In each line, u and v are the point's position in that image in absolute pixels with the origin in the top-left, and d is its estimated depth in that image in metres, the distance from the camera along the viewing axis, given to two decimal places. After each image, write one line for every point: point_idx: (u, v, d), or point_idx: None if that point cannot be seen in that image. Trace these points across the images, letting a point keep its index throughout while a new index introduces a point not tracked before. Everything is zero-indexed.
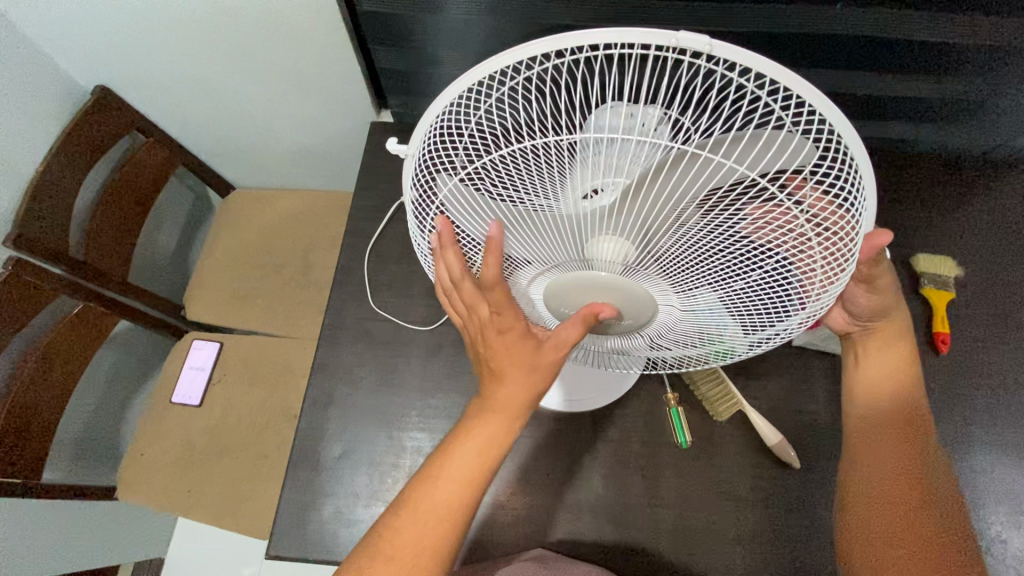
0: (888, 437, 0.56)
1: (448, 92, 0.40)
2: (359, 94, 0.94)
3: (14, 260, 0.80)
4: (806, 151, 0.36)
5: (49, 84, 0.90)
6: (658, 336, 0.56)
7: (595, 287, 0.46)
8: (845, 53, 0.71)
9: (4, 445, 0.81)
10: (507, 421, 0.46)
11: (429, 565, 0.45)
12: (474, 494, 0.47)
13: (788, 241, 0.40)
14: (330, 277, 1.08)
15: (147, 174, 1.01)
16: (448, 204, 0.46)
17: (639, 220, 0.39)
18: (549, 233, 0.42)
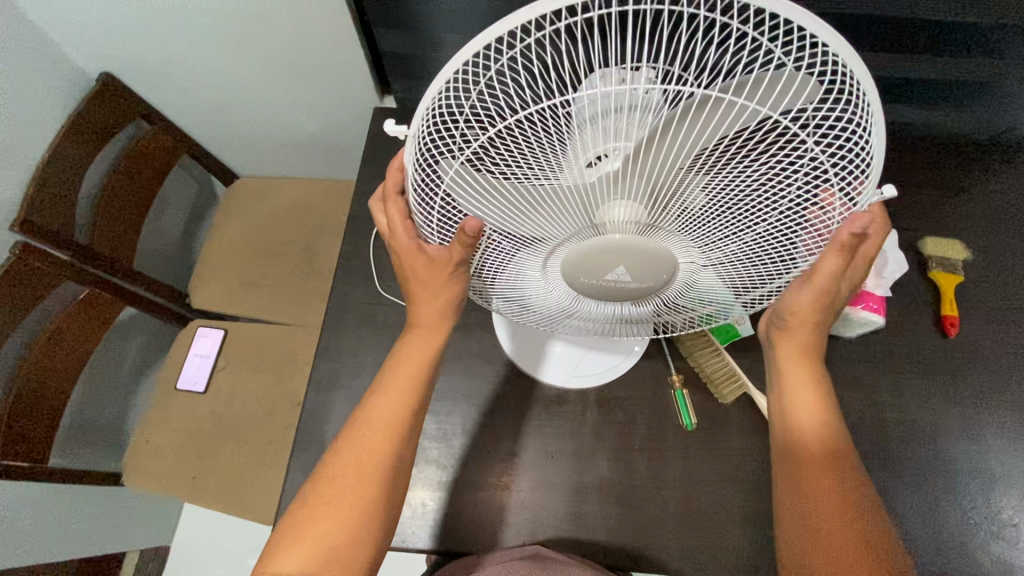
0: (824, 477, 0.52)
1: (454, 63, 0.37)
2: (362, 80, 0.94)
3: (20, 244, 0.80)
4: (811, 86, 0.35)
5: (54, 71, 0.91)
6: (674, 296, 0.57)
7: (612, 251, 0.45)
8: (856, 30, 0.70)
9: (12, 428, 0.82)
10: (428, 340, 0.55)
11: (372, 475, 0.52)
12: (410, 405, 0.54)
13: (801, 186, 0.39)
14: (334, 264, 1.08)
15: (152, 162, 1.01)
16: (451, 190, 0.42)
17: (649, 182, 0.38)
18: (560, 207, 0.40)
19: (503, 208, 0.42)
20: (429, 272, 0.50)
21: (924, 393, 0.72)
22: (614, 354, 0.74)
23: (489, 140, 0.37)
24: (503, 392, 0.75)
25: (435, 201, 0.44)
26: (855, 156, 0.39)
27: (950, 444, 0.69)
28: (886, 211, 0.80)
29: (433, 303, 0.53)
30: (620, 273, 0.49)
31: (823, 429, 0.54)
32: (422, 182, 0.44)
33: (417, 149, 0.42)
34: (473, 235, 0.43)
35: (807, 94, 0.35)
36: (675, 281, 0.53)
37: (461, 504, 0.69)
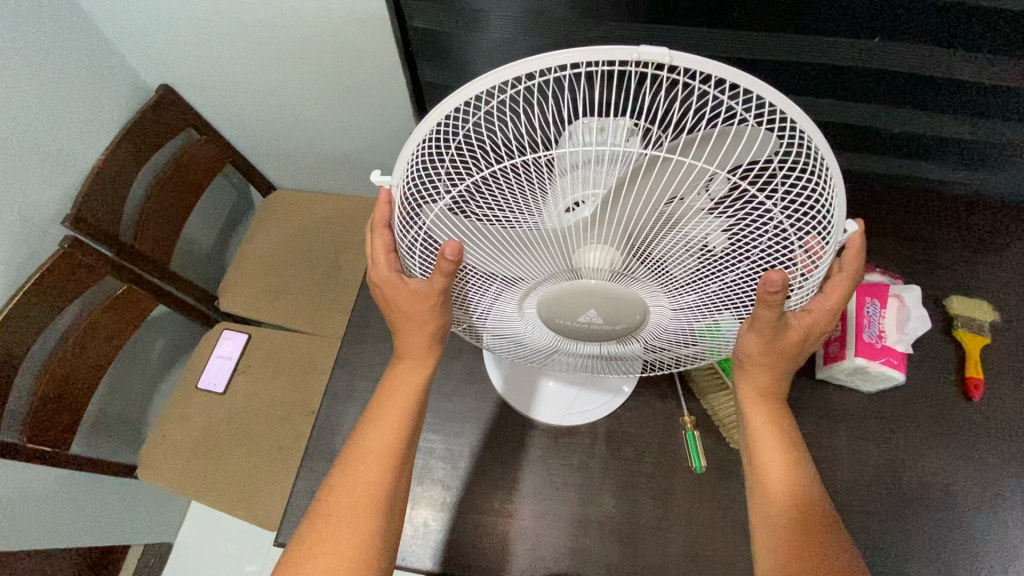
0: (813, 545, 0.49)
1: (430, 119, 0.40)
2: (402, 105, 0.98)
3: (69, 239, 0.85)
4: (765, 141, 0.37)
5: (118, 81, 0.98)
6: (653, 338, 0.59)
7: (584, 295, 0.47)
8: (876, 84, 0.73)
9: (42, 412, 0.85)
10: (415, 372, 0.54)
11: (377, 483, 0.51)
12: (404, 433, 0.53)
13: (768, 235, 0.41)
14: (358, 279, 1.11)
15: (198, 169, 1.06)
16: (435, 230, 0.44)
17: (622, 227, 0.40)
18: (539, 248, 0.43)
19: (483, 247, 0.45)
20: (412, 304, 0.48)
21: (942, 455, 0.70)
22: (602, 392, 0.74)
23: (463, 186, 0.40)
24: (512, 418, 0.75)
25: (417, 247, 0.46)
26: (815, 214, 0.40)
27: (969, 512, 0.67)
28: (913, 270, 0.80)
29: (416, 339, 0.52)
30: (590, 315, 0.50)
31: (800, 491, 0.51)
32: (405, 231, 0.46)
33: (403, 191, 0.44)
34: (452, 258, 0.40)
35: (766, 150, 0.38)
36: (648, 323, 0.54)
37: (463, 527, 0.69)
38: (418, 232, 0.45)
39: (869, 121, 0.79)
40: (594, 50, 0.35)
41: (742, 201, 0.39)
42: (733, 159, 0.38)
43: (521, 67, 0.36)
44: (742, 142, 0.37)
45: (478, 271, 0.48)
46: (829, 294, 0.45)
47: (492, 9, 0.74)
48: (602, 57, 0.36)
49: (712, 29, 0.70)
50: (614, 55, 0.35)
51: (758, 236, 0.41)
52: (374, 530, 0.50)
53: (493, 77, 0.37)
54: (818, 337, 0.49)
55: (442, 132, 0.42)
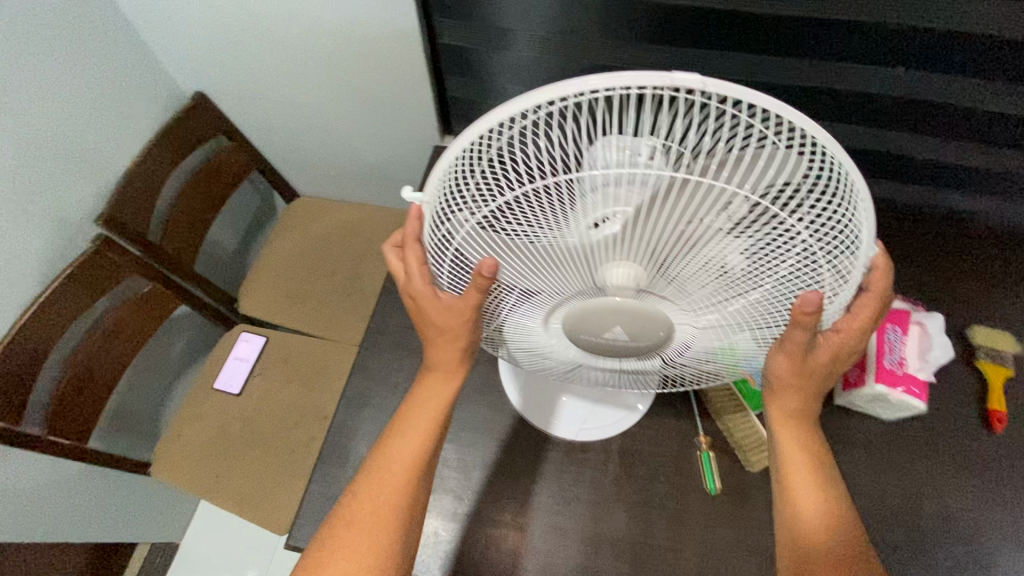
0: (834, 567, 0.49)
1: (465, 137, 0.41)
2: (426, 119, 1.01)
3: (101, 237, 0.88)
4: (792, 164, 0.38)
5: (155, 86, 1.02)
6: (675, 356, 0.58)
7: (609, 311, 0.48)
8: (896, 111, 0.74)
9: (64, 404, 0.87)
10: (442, 384, 0.54)
11: (400, 490, 0.52)
12: (430, 442, 0.54)
13: (794, 257, 0.41)
14: (376, 287, 1.12)
15: (226, 173, 1.09)
16: (464, 244, 0.45)
17: (649, 246, 0.41)
18: (564, 264, 0.43)
19: (511, 261, 0.45)
20: (445, 318, 0.49)
21: (964, 488, 0.68)
22: (617, 409, 0.74)
23: (496, 203, 0.41)
24: (526, 430, 0.75)
25: (447, 261, 0.47)
26: (841, 237, 0.40)
27: (991, 547, 0.65)
28: (933, 296, 0.79)
29: (444, 350, 0.52)
30: (617, 331, 0.51)
31: (834, 517, 0.51)
32: (436, 245, 0.47)
33: (432, 207, 0.45)
34: (489, 274, 0.41)
35: (794, 173, 0.38)
36: (674, 341, 0.54)
37: (473, 539, 0.69)
38: (449, 244, 0.46)
39: (889, 146, 0.79)
40: (627, 75, 0.36)
41: (769, 223, 0.40)
42: (762, 181, 0.38)
43: (555, 91, 0.38)
44: (770, 163, 0.38)
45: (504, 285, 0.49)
46: (858, 315, 0.45)
47: (516, 29, 0.77)
48: (634, 82, 0.37)
49: (736, 52, 0.72)
50: (646, 81, 0.36)
51: (782, 259, 0.42)
52: (393, 537, 0.50)
53: (528, 100, 0.38)
54: (848, 358, 0.49)
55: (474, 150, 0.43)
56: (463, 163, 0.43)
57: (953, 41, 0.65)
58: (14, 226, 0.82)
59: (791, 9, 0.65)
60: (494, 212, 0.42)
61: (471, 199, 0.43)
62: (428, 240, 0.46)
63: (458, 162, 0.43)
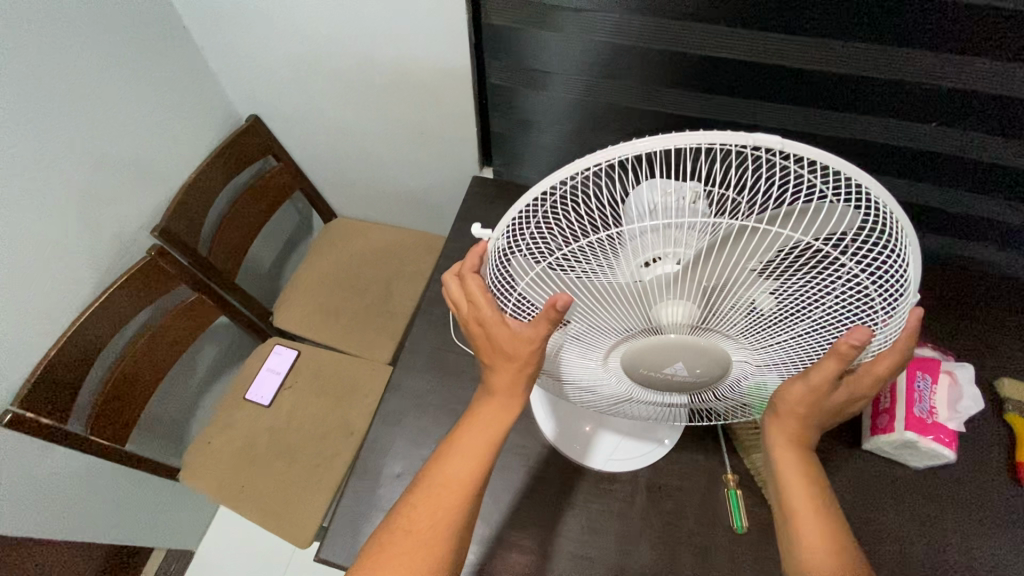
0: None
1: (538, 185, 0.44)
2: (467, 151, 1.05)
3: (156, 247, 0.92)
4: (845, 216, 0.41)
5: (214, 107, 1.08)
6: (724, 392, 0.60)
7: (665, 347, 0.50)
8: (925, 164, 0.77)
9: (108, 405, 0.90)
10: (498, 412, 0.56)
11: (448, 516, 0.53)
12: (482, 468, 0.55)
13: (841, 302, 0.44)
14: (407, 309, 1.16)
15: (272, 191, 1.14)
16: (525, 282, 0.49)
17: (704, 286, 0.44)
18: (622, 302, 0.46)
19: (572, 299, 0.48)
20: (512, 345, 0.50)
21: (994, 541, 0.68)
22: (646, 442, 0.76)
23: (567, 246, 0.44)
24: (555, 457, 0.77)
25: (506, 295, 0.51)
26: (888, 283, 0.43)
27: None
28: (958, 347, 0.80)
29: (508, 378, 0.54)
30: (678, 367, 0.53)
31: (839, 549, 0.51)
32: (497, 281, 0.50)
33: (495, 248, 0.49)
34: (562, 308, 0.43)
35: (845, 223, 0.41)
36: (725, 378, 0.56)
37: (500, 565, 0.70)
38: (510, 282, 0.50)
39: (913, 197, 0.82)
40: (699, 133, 0.39)
41: (819, 270, 0.43)
42: (816, 230, 0.41)
43: (627, 146, 0.40)
44: (825, 215, 0.41)
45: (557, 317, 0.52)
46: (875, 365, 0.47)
47: (561, 74, 0.81)
48: (705, 139, 0.39)
49: (772, 104, 0.76)
50: (717, 138, 0.39)
51: (828, 305, 0.44)
52: (436, 557, 0.53)
53: (603, 153, 0.41)
54: (857, 400, 0.50)
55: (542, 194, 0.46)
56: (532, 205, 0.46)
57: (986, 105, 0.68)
58: (77, 234, 0.87)
59: (829, 66, 0.69)
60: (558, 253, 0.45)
61: None
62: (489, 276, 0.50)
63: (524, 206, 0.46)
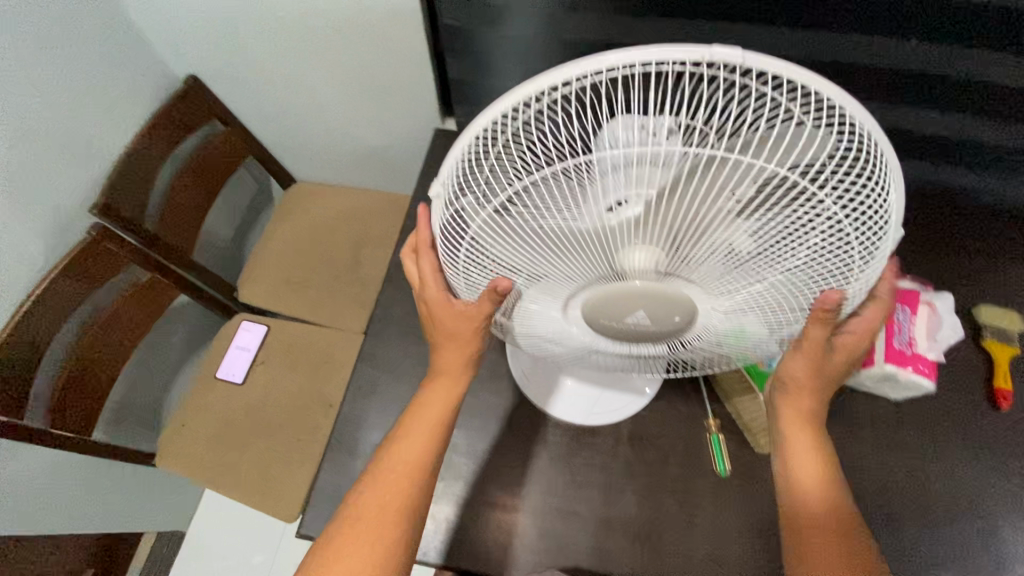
0: (829, 555, 0.51)
1: (486, 117, 0.41)
2: (427, 102, 0.99)
3: (98, 226, 0.86)
4: (824, 142, 0.38)
5: (148, 70, 0.99)
6: (692, 342, 0.58)
7: (632, 295, 0.48)
8: (910, 85, 0.73)
9: (66, 397, 0.86)
10: (451, 383, 0.58)
11: (403, 503, 0.54)
12: (434, 445, 0.57)
13: (819, 239, 0.41)
14: (377, 275, 1.11)
15: (222, 160, 1.07)
16: (479, 233, 0.45)
17: (668, 229, 0.40)
18: (583, 249, 0.43)
19: (532, 251, 0.45)
20: (456, 325, 0.54)
21: (969, 464, 0.69)
22: (626, 394, 0.74)
23: (520, 188, 0.40)
24: (535, 415, 0.75)
25: (460, 247, 0.47)
26: (869, 213, 0.40)
27: (998, 524, 0.66)
28: (940, 276, 0.79)
29: (460, 354, 0.57)
30: (638, 315, 0.51)
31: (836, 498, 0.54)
32: (449, 233, 0.47)
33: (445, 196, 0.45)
34: (502, 291, 0.48)
35: (822, 148, 0.38)
36: (694, 326, 0.54)
37: (485, 526, 0.69)
38: (462, 233, 0.46)
39: (900, 122, 0.79)
40: (654, 49, 0.36)
41: (795, 205, 0.39)
42: (791, 158, 0.38)
43: (576, 68, 0.38)
44: (798, 139, 0.37)
45: (516, 273, 0.48)
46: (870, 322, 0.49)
47: (521, 7, 0.74)
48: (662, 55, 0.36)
49: (749, 28, 0.70)
50: (676, 53, 0.36)
51: (805, 243, 0.41)
52: (395, 540, 0.53)
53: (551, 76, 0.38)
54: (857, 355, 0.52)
55: (490, 134, 0.42)
56: (481, 143, 0.42)
57: (989, 19, 0.63)
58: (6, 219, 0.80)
59: None
60: (513, 197, 0.41)
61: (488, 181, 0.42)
62: (438, 228, 0.46)
63: (473, 145, 0.43)
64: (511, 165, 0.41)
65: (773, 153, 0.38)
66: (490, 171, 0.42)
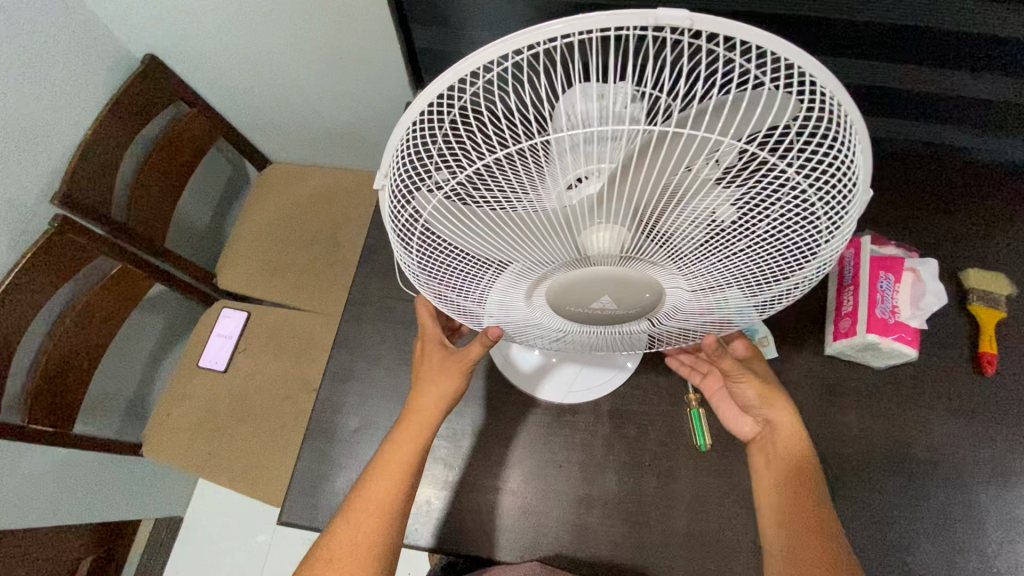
0: (810, 556, 0.56)
1: (422, 101, 0.37)
2: (397, 74, 0.95)
3: (60, 217, 0.82)
4: (791, 106, 0.35)
5: (103, 52, 0.94)
6: (664, 319, 0.57)
7: (598, 280, 0.46)
8: (874, 37, 0.74)
9: (42, 393, 0.85)
10: (432, 411, 0.60)
11: (396, 492, 0.57)
12: (429, 433, 0.60)
13: (787, 211, 0.39)
14: (357, 256, 1.09)
15: (190, 143, 1.03)
16: (433, 222, 0.43)
17: (631, 206, 0.38)
18: (540, 234, 0.41)
19: (490, 238, 0.42)
20: (447, 362, 0.61)
21: (952, 430, 0.68)
22: (606, 369, 0.73)
23: (466, 173, 0.38)
24: (514, 396, 0.74)
25: (415, 237, 0.45)
26: (840, 181, 0.38)
27: (978, 489, 0.66)
28: (926, 240, 0.77)
29: (439, 389, 0.60)
30: (604, 300, 0.49)
31: (793, 448, 0.61)
32: (403, 223, 0.45)
33: (391, 186, 0.43)
34: (494, 337, 0.55)
35: (789, 113, 0.35)
36: (667, 302, 0.52)
37: (468, 508, 0.69)
38: (416, 221, 0.44)
39: (870, 79, 0.80)
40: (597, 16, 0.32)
41: (761, 176, 0.37)
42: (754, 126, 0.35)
43: (514, 42, 0.33)
44: (762, 105, 0.34)
45: (479, 260, 0.47)
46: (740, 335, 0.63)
47: None
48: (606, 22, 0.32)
49: None
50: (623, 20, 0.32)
51: (773, 216, 0.39)
52: (386, 524, 0.56)
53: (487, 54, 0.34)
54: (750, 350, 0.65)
55: (431, 116, 0.39)
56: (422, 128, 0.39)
57: None
58: None
59: None
60: (461, 183, 0.39)
61: (435, 167, 0.40)
62: (389, 219, 0.44)
63: (413, 131, 0.40)
64: (456, 150, 0.38)
65: (732, 123, 0.35)
66: (436, 156, 0.40)
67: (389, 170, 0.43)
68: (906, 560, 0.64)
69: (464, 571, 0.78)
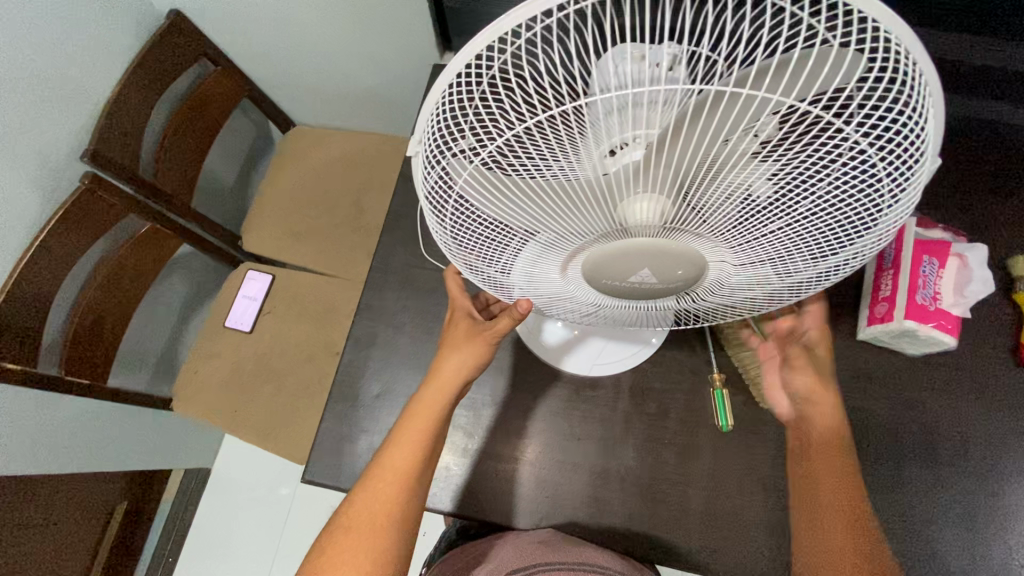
0: (852, 540, 0.55)
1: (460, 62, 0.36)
2: (422, 28, 0.94)
3: (88, 175, 0.83)
4: (858, 67, 0.32)
5: (130, 8, 0.92)
6: (707, 295, 0.55)
7: (636, 254, 0.44)
8: None
9: (79, 347, 0.88)
10: (454, 377, 0.60)
11: (418, 453, 0.58)
12: (450, 396, 0.60)
13: (845, 183, 0.36)
14: (380, 222, 1.09)
15: (214, 103, 1.02)
16: (466, 189, 0.42)
17: (675, 175, 0.36)
18: (578, 201, 0.39)
19: (524, 207, 0.41)
20: (472, 334, 0.61)
21: (986, 422, 0.66)
22: (631, 344, 0.72)
23: (504, 138, 0.36)
24: (535, 368, 0.74)
25: (448, 205, 0.44)
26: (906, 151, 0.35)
27: (1008, 482, 0.64)
28: (973, 224, 0.73)
29: (461, 355, 0.60)
30: (643, 274, 0.48)
31: (830, 423, 0.60)
32: (436, 191, 0.44)
33: (425, 151, 0.42)
34: (523, 312, 0.56)
35: (856, 75, 0.32)
36: (705, 279, 0.51)
37: (486, 476, 0.70)
38: (449, 188, 0.43)
39: None
40: None
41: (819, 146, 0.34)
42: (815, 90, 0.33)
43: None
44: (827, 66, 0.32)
45: (513, 228, 0.45)
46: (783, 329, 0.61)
47: None
48: None
49: None
50: None
51: (828, 190, 0.37)
52: (404, 489, 0.58)
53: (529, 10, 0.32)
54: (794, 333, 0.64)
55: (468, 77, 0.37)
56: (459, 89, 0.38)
57: None
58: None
59: None
60: (498, 148, 0.38)
61: (471, 131, 0.38)
62: (423, 186, 0.43)
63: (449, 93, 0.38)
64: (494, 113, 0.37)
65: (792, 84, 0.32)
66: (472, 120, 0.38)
67: (423, 134, 0.42)
68: (926, 548, 0.63)
69: (480, 535, 0.80)
